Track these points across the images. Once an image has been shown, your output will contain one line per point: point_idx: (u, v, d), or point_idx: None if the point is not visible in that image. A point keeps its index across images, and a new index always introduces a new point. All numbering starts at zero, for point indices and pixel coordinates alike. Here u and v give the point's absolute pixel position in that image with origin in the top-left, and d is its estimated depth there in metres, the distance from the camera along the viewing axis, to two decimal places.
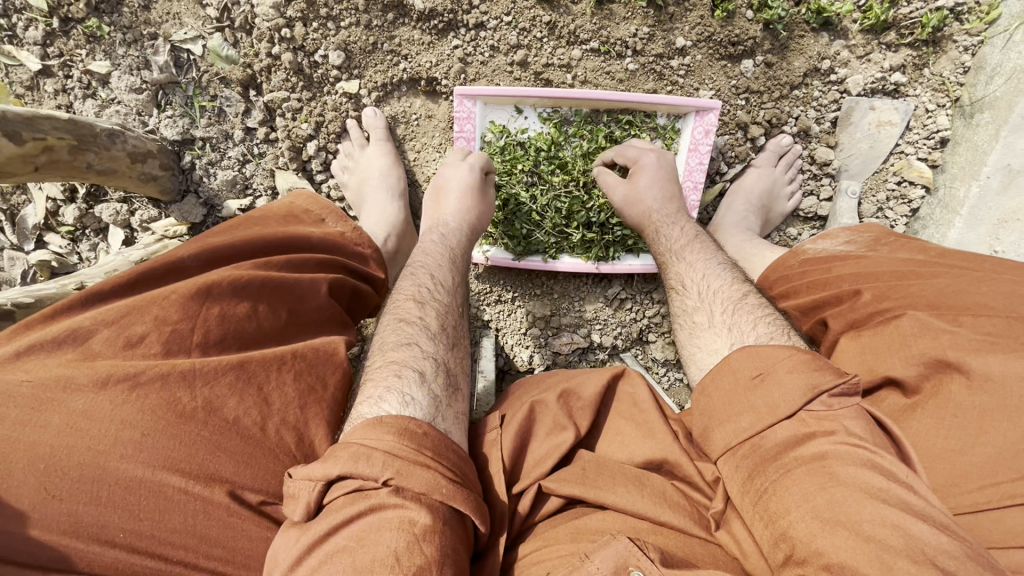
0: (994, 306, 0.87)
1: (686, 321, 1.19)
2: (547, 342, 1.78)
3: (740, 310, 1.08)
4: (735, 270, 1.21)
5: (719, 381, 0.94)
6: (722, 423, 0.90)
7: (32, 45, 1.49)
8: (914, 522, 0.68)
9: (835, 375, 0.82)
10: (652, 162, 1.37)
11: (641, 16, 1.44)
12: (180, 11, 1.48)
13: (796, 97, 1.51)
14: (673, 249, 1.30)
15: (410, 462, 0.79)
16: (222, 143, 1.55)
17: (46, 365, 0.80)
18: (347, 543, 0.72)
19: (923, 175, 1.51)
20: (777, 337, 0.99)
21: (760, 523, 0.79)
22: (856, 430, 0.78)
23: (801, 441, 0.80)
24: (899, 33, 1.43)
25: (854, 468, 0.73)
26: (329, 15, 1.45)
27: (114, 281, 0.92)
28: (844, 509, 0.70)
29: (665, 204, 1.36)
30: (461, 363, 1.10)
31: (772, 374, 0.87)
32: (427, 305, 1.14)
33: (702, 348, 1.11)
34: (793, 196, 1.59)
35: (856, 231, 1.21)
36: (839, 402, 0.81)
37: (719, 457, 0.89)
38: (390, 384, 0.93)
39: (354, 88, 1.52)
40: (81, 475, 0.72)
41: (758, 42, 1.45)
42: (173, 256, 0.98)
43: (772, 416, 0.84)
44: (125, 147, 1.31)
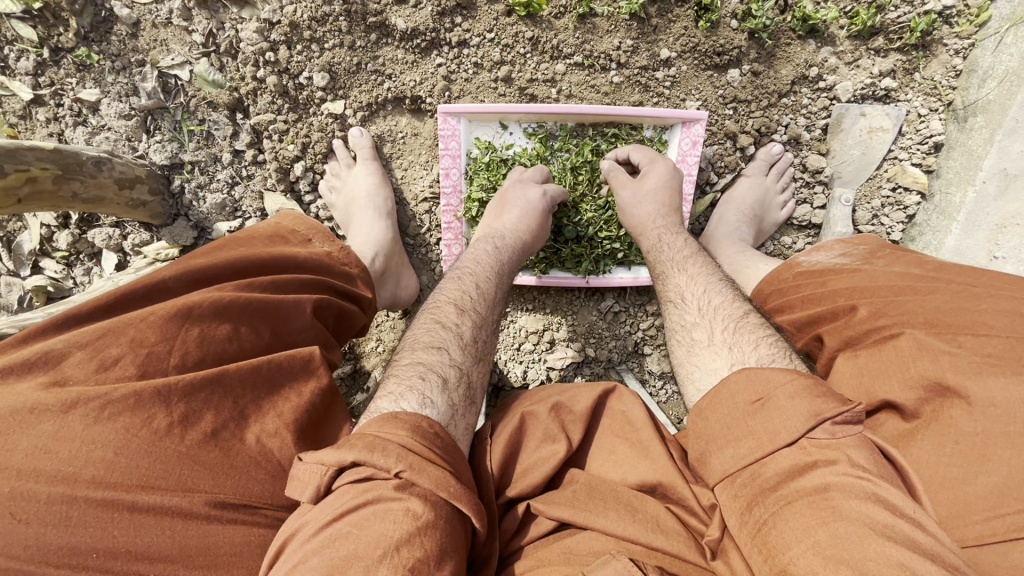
0: (991, 325, 0.83)
1: (685, 337, 1.14)
2: (541, 356, 1.76)
3: (742, 329, 1.06)
4: (734, 288, 1.19)
5: (720, 404, 0.92)
6: (720, 449, 0.88)
7: (24, 75, 1.50)
8: (912, 559, 0.65)
9: (839, 403, 0.80)
10: (662, 169, 1.38)
11: (624, 29, 1.43)
12: (167, 38, 1.49)
13: (785, 105, 1.49)
14: (674, 260, 1.27)
15: (421, 458, 0.78)
16: (210, 166, 1.56)
17: (19, 388, 0.79)
18: (349, 529, 0.70)
19: (918, 181, 1.48)
20: (779, 360, 0.96)
21: (758, 557, 0.77)
22: (844, 458, 0.76)
23: (800, 472, 0.78)
24: (887, 37, 1.41)
25: (856, 502, 0.71)
26: (313, 37, 1.46)
27: (93, 301, 0.91)
28: (847, 546, 0.68)
29: (668, 216, 1.35)
30: (482, 380, 1.08)
31: (773, 399, 0.85)
32: (467, 314, 1.13)
33: (699, 368, 1.06)
34: (786, 205, 1.56)
35: (850, 244, 1.18)
36: (844, 432, 0.79)
37: (718, 484, 0.87)
38: (413, 384, 0.94)
39: (339, 108, 1.53)
40: (50, 497, 0.71)
41: (745, 51, 1.43)
42: (153, 275, 0.97)
43: (772, 443, 0.82)
44: (112, 174, 1.32)
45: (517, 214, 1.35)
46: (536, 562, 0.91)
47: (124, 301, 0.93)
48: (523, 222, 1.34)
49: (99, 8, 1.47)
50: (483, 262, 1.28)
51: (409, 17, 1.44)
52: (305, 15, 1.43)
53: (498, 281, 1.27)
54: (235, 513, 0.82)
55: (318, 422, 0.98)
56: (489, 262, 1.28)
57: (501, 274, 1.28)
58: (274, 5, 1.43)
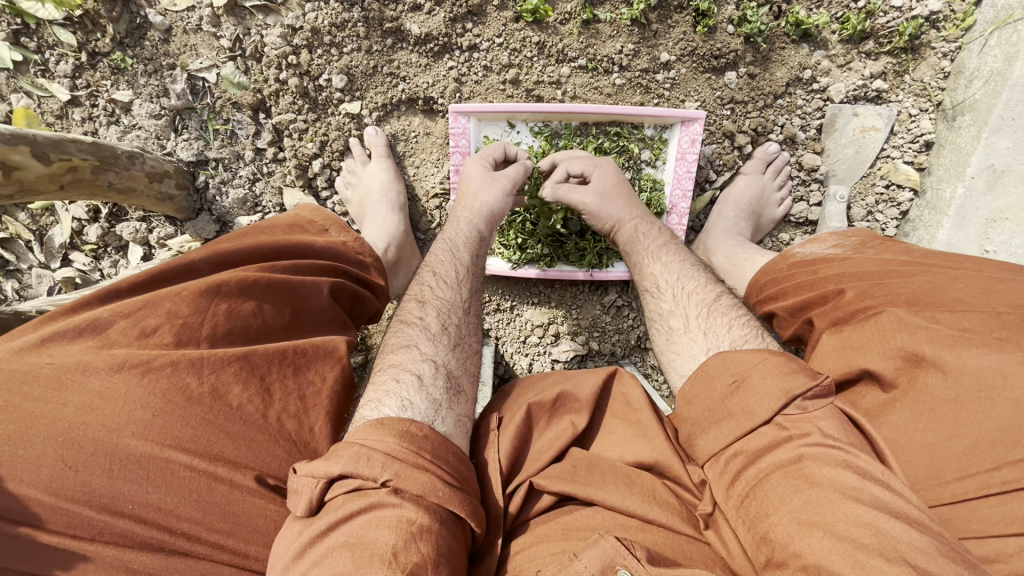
0: (968, 301, 0.88)
1: (663, 326, 1.21)
2: (546, 349, 1.83)
3: (714, 313, 1.12)
4: (707, 271, 1.26)
5: (699, 389, 0.97)
6: (707, 430, 0.93)
7: (62, 78, 1.61)
8: (884, 519, 0.70)
9: (808, 379, 0.84)
10: (606, 170, 1.43)
11: (626, 34, 1.51)
12: (197, 43, 1.59)
13: (780, 106, 1.56)
14: (646, 251, 1.33)
15: (409, 465, 0.83)
16: (233, 163, 1.65)
17: (69, 351, 0.86)
18: (348, 538, 0.76)
19: (910, 178, 1.54)
20: (752, 340, 1.02)
21: (742, 527, 0.81)
22: (826, 431, 0.81)
23: (776, 446, 0.82)
24: (877, 41, 1.47)
25: (828, 469, 0.76)
26: (332, 42, 1.55)
27: (133, 278, 0.98)
28: (819, 509, 0.73)
29: (630, 212, 1.39)
30: (466, 367, 1.13)
31: (749, 381, 0.89)
32: (428, 305, 1.18)
33: (680, 355, 1.12)
34: (783, 202, 1.62)
35: (843, 236, 1.24)
36: (814, 406, 0.84)
37: (706, 463, 0.92)
38: (389, 388, 0.98)
39: (356, 109, 1.61)
40: (97, 450, 0.78)
41: (740, 55, 1.51)
42: (185, 257, 1.04)
43: (751, 422, 0.87)
44: (143, 167, 1.41)
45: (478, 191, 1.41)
46: (534, 539, 0.96)
47: (159, 279, 1.00)
48: (476, 213, 1.39)
49: (134, 15, 1.57)
50: (442, 253, 1.32)
51: (423, 23, 1.53)
52: (326, 22, 1.52)
53: (470, 266, 1.32)
54: (262, 486, 0.87)
55: (339, 407, 1.04)
56: (449, 251, 1.33)
57: (467, 257, 1.32)
58: (297, 12, 1.53)
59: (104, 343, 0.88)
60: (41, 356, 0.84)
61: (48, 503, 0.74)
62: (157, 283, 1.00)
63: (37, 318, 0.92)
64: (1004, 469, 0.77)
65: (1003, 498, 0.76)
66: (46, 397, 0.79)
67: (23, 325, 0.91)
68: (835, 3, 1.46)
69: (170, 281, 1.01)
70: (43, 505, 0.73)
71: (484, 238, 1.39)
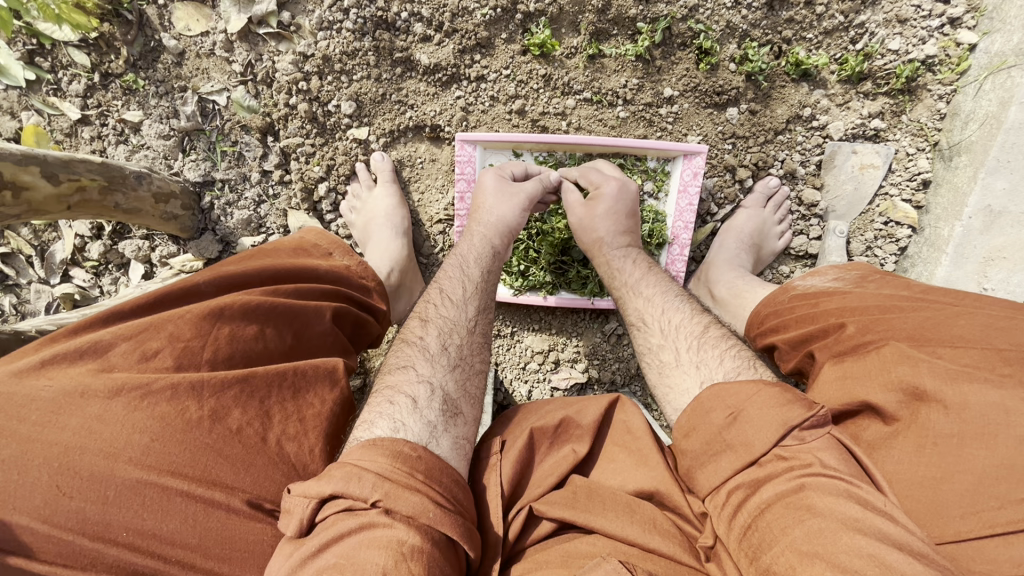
0: (971, 337, 0.89)
1: (653, 360, 1.21)
2: (546, 376, 1.83)
3: (704, 346, 1.14)
4: (691, 302, 1.29)
5: (698, 421, 0.97)
6: (704, 464, 0.93)
7: (74, 97, 1.64)
8: (892, 553, 0.69)
9: (805, 410, 0.85)
10: (612, 190, 1.41)
11: (630, 69, 1.56)
12: (209, 67, 1.62)
13: (781, 142, 1.59)
14: (628, 283, 1.36)
15: (399, 485, 0.82)
16: (240, 184, 1.67)
17: (68, 373, 0.85)
18: (337, 560, 0.74)
19: (908, 216, 1.56)
20: (743, 372, 1.04)
21: (745, 561, 0.81)
22: (830, 461, 0.81)
23: (777, 476, 0.82)
24: (875, 82, 1.51)
25: (830, 499, 0.76)
26: (343, 69, 1.57)
27: (137, 300, 0.98)
28: (822, 541, 0.72)
29: (618, 236, 1.41)
30: (466, 388, 1.12)
31: (744, 413, 0.90)
32: (430, 324, 1.19)
33: (673, 389, 1.12)
34: (783, 235, 1.64)
35: (844, 270, 1.25)
36: (813, 436, 0.84)
37: (705, 496, 0.91)
38: (383, 410, 0.98)
39: (363, 134, 1.62)
40: (91, 475, 0.76)
41: (742, 92, 1.55)
42: (187, 280, 1.04)
43: (749, 454, 0.87)
44: (150, 188, 1.42)
45: (494, 199, 1.42)
46: (532, 565, 0.94)
47: (162, 302, 1.00)
48: (491, 229, 1.39)
49: (149, 38, 1.60)
50: (452, 270, 1.33)
51: (433, 54, 1.55)
52: (337, 50, 1.55)
53: (471, 282, 1.31)
54: (258, 507, 0.85)
55: (338, 430, 1.02)
56: (458, 268, 1.33)
57: (476, 275, 1.32)
58: (309, 40, 1.55)
59: (106, 366, 0.87)
60: (39, 379, 0.83)
61: (38, 529, 0.72)
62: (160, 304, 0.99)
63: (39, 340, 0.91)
64: (1010, 509, 0.76)
65: (1007, 538, 0.75)
66: (44, 421, 0.78)
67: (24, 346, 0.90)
68: (834, 45, 1.50)
69: (175, 303, 1.01)
70: (34, 533, 0.71)
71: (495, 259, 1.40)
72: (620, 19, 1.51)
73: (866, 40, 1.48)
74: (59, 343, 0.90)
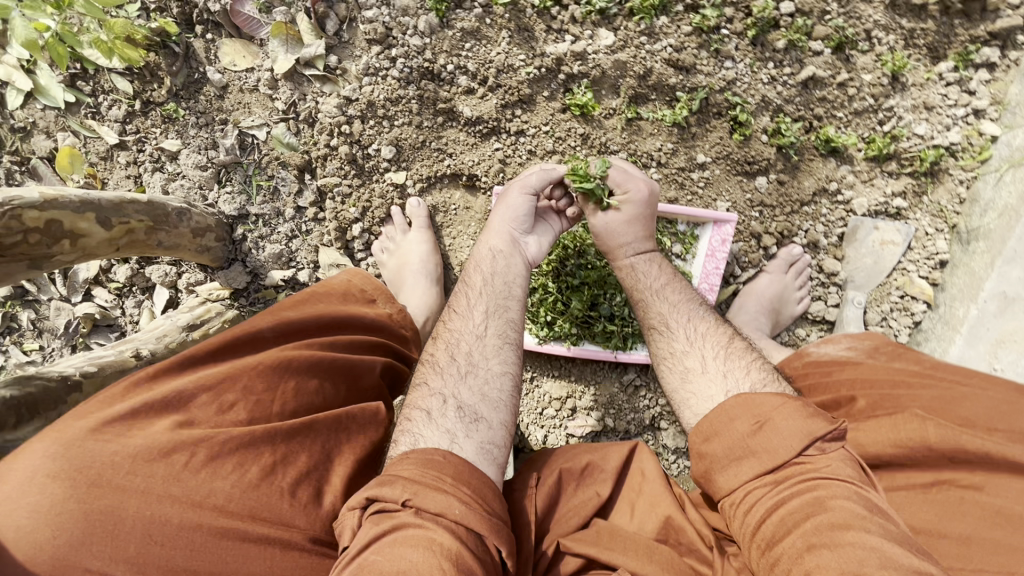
0: (972, 418, 1.02)
1: (675, 365, 1.23)
2: (563, 422, 1.85)
3: (731, 355, 1.20)
4: (714, 313, 1.33)
5: (720, 425, 1.05)
6: (724, 468, 1.02)
7: (113, 122, 1.65)
8: (891, 549, 0.82)
9: (828, 424, 0.97)
10: (642, 195, 1.38)
11: (666, 134, 1.60)
12: (251, 101, 1.63)
13: (806, 212, 1.64)
14: (651, 287, 1.35)
15: (424, 487, 0.91)
16: (273, 219, 1.68)
17: (151, 430, 0.86)
18: (376, 556, 0.82)
19: (924, 292, 1.62)
20: (770, 384, 1.13)
21: (760, 557, 0.93)
22: (841, 474, 0.93)
23: (784, 494, 0.94)
24: (900, 163, 1.57)
25: (840, 504, 0.89)
26: (385, 114, 1.59)
27: (204, 348, 0.99)
28: (822, 539, 0.86)
29: (643, 240, 1.39)
30: (485, 392, 1.15)
31: (772, 422, 0.99)
32: (440, 339, 1.26)
33: (695, 395, 1.16)
34: (802, 300, 1.68)
35: (857, 338, 1.29)
36: (832, 447, 0.97)
37: (723, 502, 1.02)
38: (405, 428, 1.09)
39: (401, 179, 1.64)
40: (182, 527, 0.80)
41: (772, 163, 1.60)
42: (250, 326, 1.05)
43: (772, 461, 0.97)
44: (189, 224, 1.44)
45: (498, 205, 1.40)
46: None
47: (227, 348, 1.01)
48: (491, 235, 1.38)
49: (193, 70, 1.61)
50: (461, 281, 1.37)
51: (475, 106, 1.58)
52: (382, 95, 1.57)
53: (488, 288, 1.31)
54: (322, 547, 0.91)
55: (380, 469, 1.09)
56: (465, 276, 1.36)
57: (479, 279, 1.32)
58: (354, 85, 1.57)
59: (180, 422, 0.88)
60: (126, 434, 0.85)
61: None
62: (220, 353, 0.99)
63: (117, 388, 0.92)
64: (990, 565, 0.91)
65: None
66: (134, 476, 0.81)
67: (105, 392, 0.91)
68: (862, 124, 1.56)
69: (235, 350, 1.01)
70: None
71: (514, 256, 1.36)
72: (660, 85, 1.55)
73: (894, 123, 1.54)
74: (128, 396, 0.91)
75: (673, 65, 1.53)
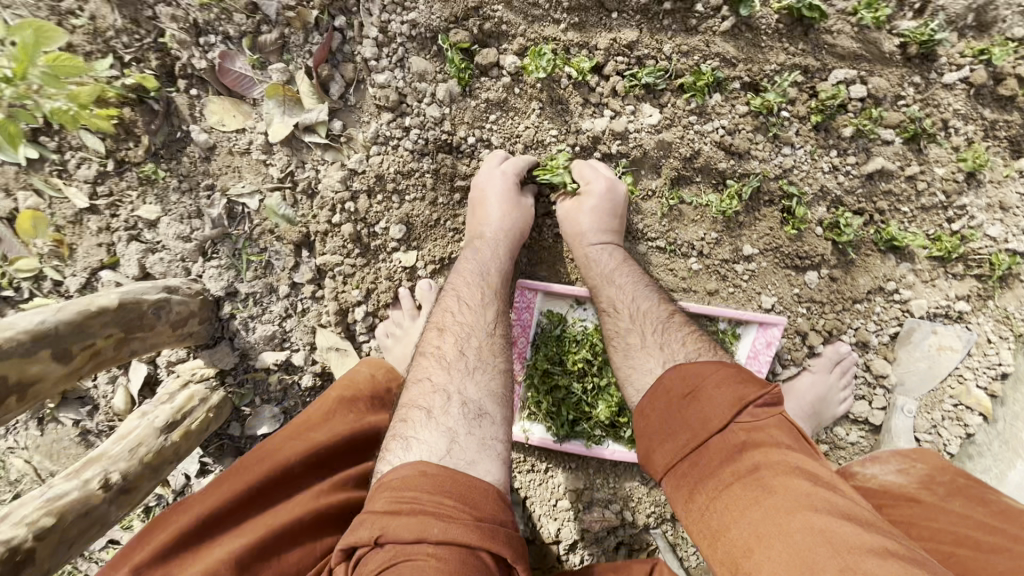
0: None
1: (617, 342, 1.22)
2: (578, 515, 1.71)
3: (670, 328, 1.18)
4: (660, 291, 1.28)
5: (660, 404, 1.04)
6: (664, 442, 0.99)
7: (82, 183, 1.44)
8: (845, 531, 0.76)
9: (757, 387, 0.94)
10: (601, 188, 1.31)
11: (710, 222, 1.42)
12: (241, 166, 1.43)
13: (857, 310, 1.48)
14: (600, 273, 1.31)
15: (394, 515, 0.89)
16: (265, 297, 1.49)
17: None
18: None
19: (981, 403, 1.48)
20: (704, 353, 1.10)
21: (705, 540, 0.87)
22: (781, 440, 0.89)
23: (726, 461, 0.90)
24: (966, 264, 1.42)
25: (779, 477, 0.84)
26: (396, 189, 1.40)
27: (236, 498, 1.04)
28: (765, 527, 0.80)
29: (600, 229, 1.32)
30: (488, 388, 1.16)
31: (704, 396, 0.97)
32: (446, 333, 1.22)
33: (635, 369, 1.15)
34: (844, 401, 1.51)
35: (907, 457, 1.14)
36: (764, 413, 0.93)
37: (663, 475, 0.98)
38: (397, 431, 1.08)
39: (411, 260, 1.46)
40: None
41: (826, 258, 1.43)
42: (278, 461, 1.09)
43: (705, 432, 0.94)
44: (168, 317, 1.25)
45: (496, 208, 1.32)
46: None
47: (257, 493, 1.06)
48: (488, 243, 1.33)
49: (175, 128, 1.41)
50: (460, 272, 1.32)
51: None
52: (392, 168, 1.38)
53: (488, 287, 1.30)
54: None
55: None
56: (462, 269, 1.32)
57: (481, 278, 1.30)
58: (361, 156, 1.38)
59: None
60: None
61: None
62: (246, 501, 1.05)
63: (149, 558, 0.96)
64: None
65: None
66: None
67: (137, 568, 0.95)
68: (928, 221, 1.40)
69: (259, 497, 1.06)
70: None
71: (471, 242, 1.35)
72: (707, 169, 1.38)
73: (965, 221, 1.38)
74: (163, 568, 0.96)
75: (724, 149, 1.35)
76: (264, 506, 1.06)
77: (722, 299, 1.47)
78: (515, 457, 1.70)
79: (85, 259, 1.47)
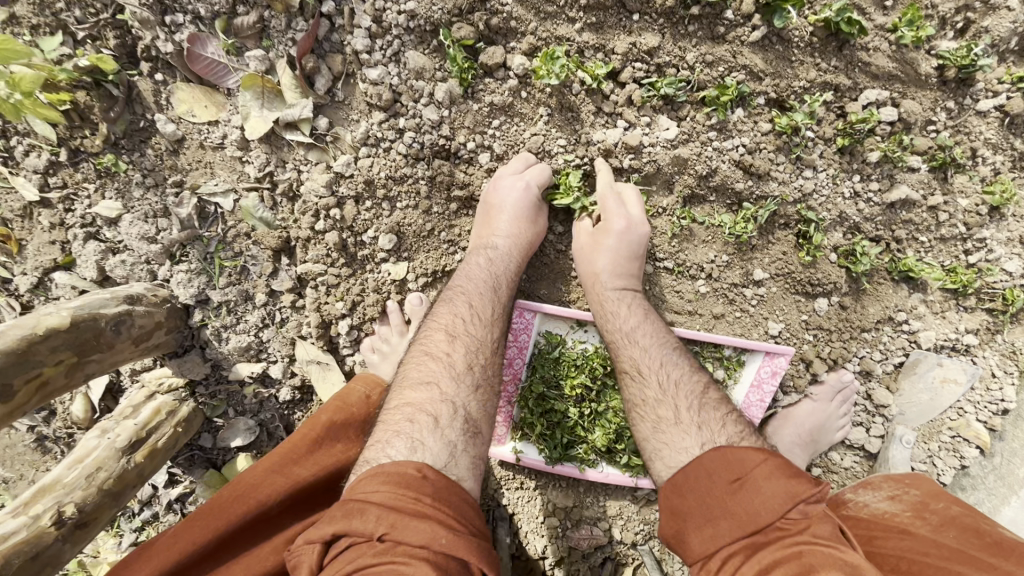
0: None
1: (645, 411, 1.13)
2: (565, 533, 1.66)
3: (705, 406, 1.09)
4: (688, 357, 1.20)
5: (694, 485, 0.97)
6: (699, 526, 0.93)
7: (31, 173, 1.27)
8: None
9: (811, 483, 0.89)
10: (619, 229, 1.21)
11: (722, 243, 1.33)
12: (214, 161, 1.29)
13: (864, 338, 1.42)
14: (619, 327, 1.22)
15: (377, 510, 0.82)
16: (240, 305, 1.36)
17: None
18: None
19: (980, 436, 1.45)
20: (746, 439, 1.03)
21: None
22: (824, 533, 0.85)
23: (768, 547, 0.85)
24: (978, 298, 1.38)
25: (833, 572, 0.79)
26: (386, 195, 1.29)
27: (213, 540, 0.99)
28: None
29: (620, 278, 1.24)
30: (487, 409, 1.08)
31: (750, 483, 0.91)
32: (457, 340, 1.12)
33: (668, 445, 1.05)
34: (843, 428, 1.47)
35: (899, 483, 1.10)
36: (813, 509, 0.88)
37: (696, 564, 0.92)
38: (402, 428, 0.97)
39: (400, 272, 1.35)
40: None
41: (839, 286, 1.35)
42: (256, 503, 1.02)
43: (749, 524, 0.88)
44: (130, 332, 1.12)
45: (509, 222, 1.22)
46: None
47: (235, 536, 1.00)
48: (490, 260, 1.23)
49: (138, 116, 1.25)
50: (461, 280, 1.22)
51: None
52: (383, 174, 1.26)
53: (493, 297, 1.21)
54: None
55: None
56: (466, 278, 1.22)
57: (486, 290, 1.21)
58: (349, 157, 1.26)
59: None
60: None
61: None
62: (220, 547, 0.99)
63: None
64: None
65: None
66: None
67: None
68: (945, 252, 1.34)
69: (234, 541, 1.00)
70: None
71: (476, 253, 1.25)
72: (722, 188, 1.29)
73: (983, 255, 1.34)
74: None
75: (742, 168, 1.26)
76: (237, 551, 1.00)
77: (728, 324, 1.40)
78: (503, 473, 1.64)
79: (36, 257, 1.32)
